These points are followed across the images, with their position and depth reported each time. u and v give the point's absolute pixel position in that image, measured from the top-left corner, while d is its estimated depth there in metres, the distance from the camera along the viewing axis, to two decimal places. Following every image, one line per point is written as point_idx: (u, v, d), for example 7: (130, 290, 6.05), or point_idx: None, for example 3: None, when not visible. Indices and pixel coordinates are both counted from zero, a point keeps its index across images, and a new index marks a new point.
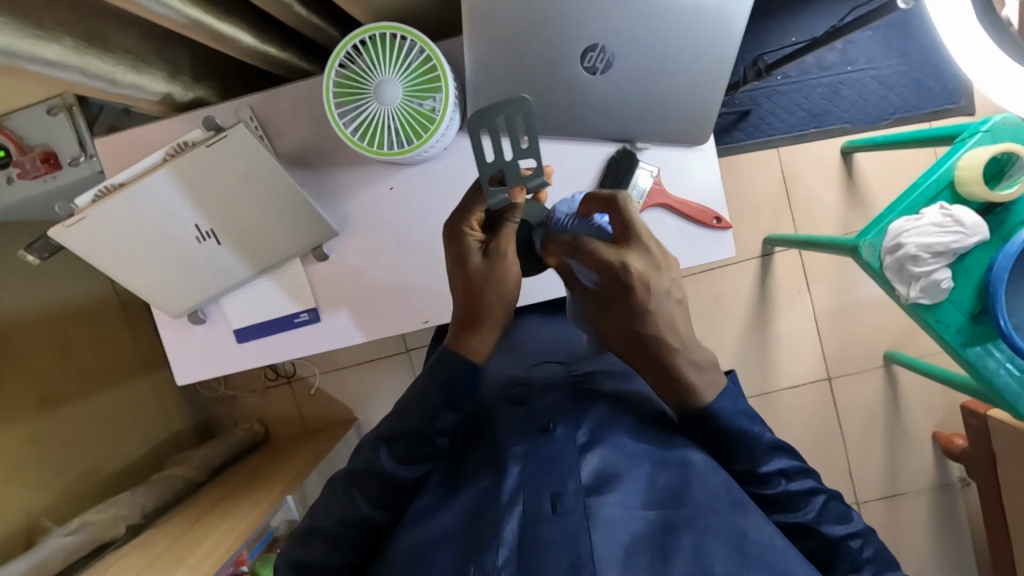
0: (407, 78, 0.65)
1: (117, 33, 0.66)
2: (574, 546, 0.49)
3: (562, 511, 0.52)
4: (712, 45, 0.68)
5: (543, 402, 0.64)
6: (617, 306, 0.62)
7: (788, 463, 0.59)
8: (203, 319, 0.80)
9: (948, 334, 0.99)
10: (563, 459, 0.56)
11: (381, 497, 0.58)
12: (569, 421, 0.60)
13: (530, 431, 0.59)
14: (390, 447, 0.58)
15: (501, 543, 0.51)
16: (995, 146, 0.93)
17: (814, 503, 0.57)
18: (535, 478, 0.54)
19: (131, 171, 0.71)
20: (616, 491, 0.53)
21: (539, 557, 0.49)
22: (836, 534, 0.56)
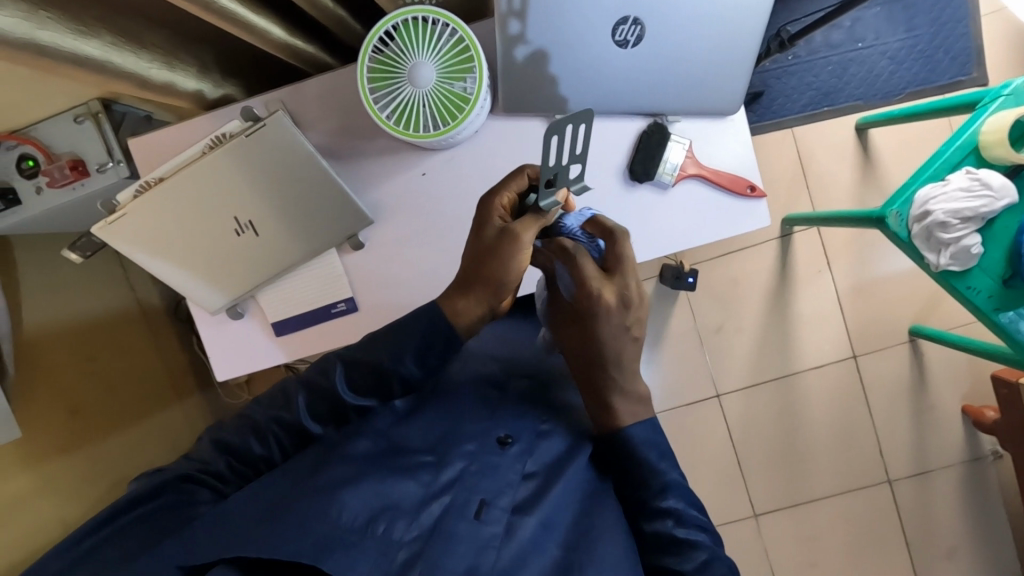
0: (441, 60, 0.65)
1: (150, 31, 0.67)
2: (480, 547, 0.60)
3: (483, 520, 0.62)
4: (741, 17, 0.69)
5: (512, 415, 0.76)
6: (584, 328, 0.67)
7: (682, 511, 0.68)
8: (241, 314, 0.81)
9: (980, 300, 0.99)
10: (501, 473, 0.67)
11: (321, 412, 0.70)
12: (525, 444, 0.72)
13: (488, 437, 0.71)
14: (349, 374, 0.70)
15: (416, 522, 0.60)
16: (1019, 108, 0.93)
17: (696, 556, 0.65)
18: (474, 480, 0.65)
19: (171, 166, 0.74)
20: (532, 521, 0.65)
21: (449, 541, 0.59)
22: None
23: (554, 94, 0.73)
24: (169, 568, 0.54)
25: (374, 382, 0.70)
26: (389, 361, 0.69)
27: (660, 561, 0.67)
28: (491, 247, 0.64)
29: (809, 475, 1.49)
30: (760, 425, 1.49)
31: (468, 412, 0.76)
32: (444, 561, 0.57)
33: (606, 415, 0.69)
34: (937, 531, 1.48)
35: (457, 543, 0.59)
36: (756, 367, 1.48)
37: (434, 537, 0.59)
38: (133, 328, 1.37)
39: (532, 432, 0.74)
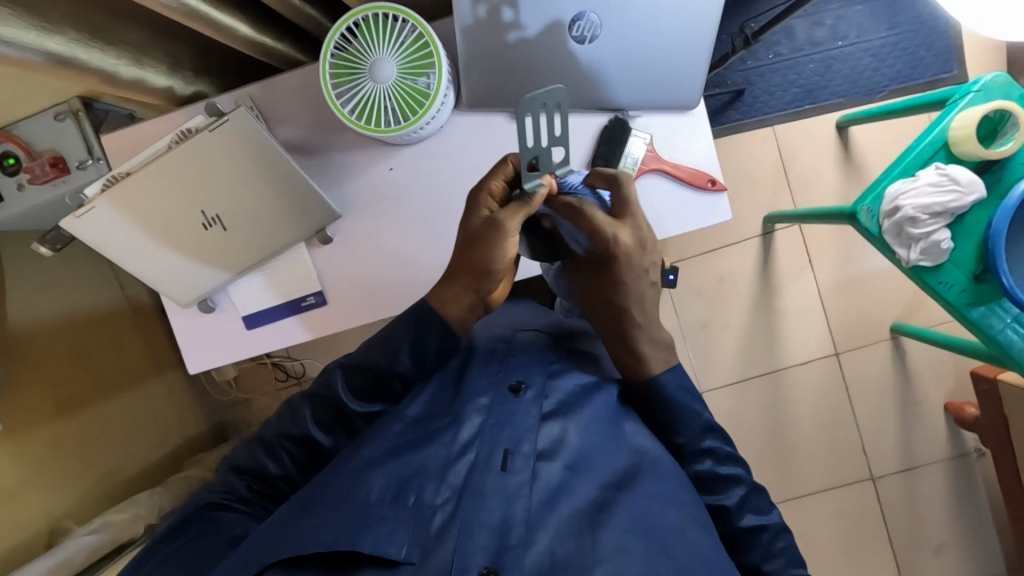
0: (401, 55, 0.67)
1: (118, 27, 0.69)
2: (509, 497, 0.59)
3: (509, 469, 0.61)
4: (695, 11, 0.70)
5: (521, 361, 0.74)
6: (601, 280, 0.70)
7: (718, 447, 0.72)
8: (212, 308, 0.82)
9: (951, 295, 0.99)
10: (518, 419, 0.65)
11: (325, 417, 0.73)
12: (539, 387, 0.69)
13: (501, 388, 0.69)
14: (348, 381, 0.72)
15: (444, 485, 0.61)
16: (988, 104, 0.93)
17: (734, 492, 0.69)
18: (493, 434, 0.64)
19: (138, 159, 0.75)
20: (558, 463, 0.62)
21: (475, 498, 0.59)
22: (750, 523, 0.69)
23: (516, 91, 0.74)
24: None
25: (375, 386, 0.72)
26: (385, 363, 0.71)
27: (702, 499, 0.70)
28: (484, 239, 0.66)
29: (794, 471, 1.49)
30: (745, 422, 1.50)
31: (478, 371, 0.74)
32: (473, 519, 0.57)
33: (638, 373, 0.71)
34: (922, 528, 1.48)
35: (486, 497, 0.59)
36: (739, 364, 1.49)
37: (464, 497, 0.60)
38: (123, 324, 1.38)
39: (543, 375, 0.72)
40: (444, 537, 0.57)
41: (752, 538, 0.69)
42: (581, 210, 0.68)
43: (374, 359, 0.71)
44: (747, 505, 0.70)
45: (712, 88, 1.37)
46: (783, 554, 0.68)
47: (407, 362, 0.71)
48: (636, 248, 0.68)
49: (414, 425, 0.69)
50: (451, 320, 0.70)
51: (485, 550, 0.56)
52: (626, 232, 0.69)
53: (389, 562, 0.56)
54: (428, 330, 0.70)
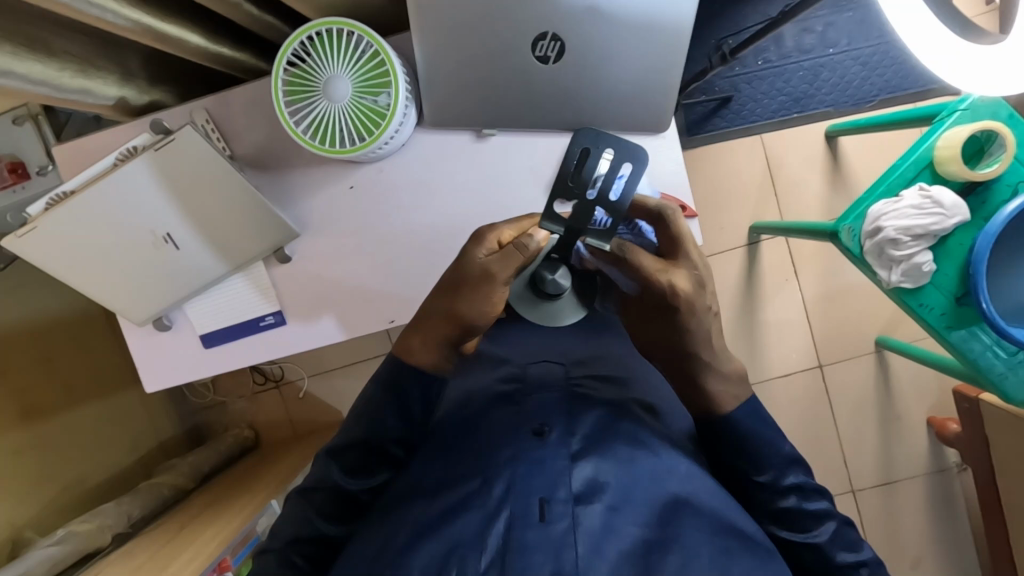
0: (357, 73, 0.64)
1: (60, 38, 0.66)
2: (556, 554, 0.49)
3: (549, 519, 0.51)
4: (664, 32, 0.68)
5: (536, 400, 0.64)
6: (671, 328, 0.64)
7: (805, 483, 0.64)
8: (168, 326, 0.79)
9: (932, 318, 0.97)
10: (551, 463, 0.54)
11: (331, 510, 0.63)
12: (563, 426, 0.59)
13: (521, 433, 0.58)
14: (341, 462, 0.63)
15: (485, 549, 0.50)
16: (975, 124, 0.90)
17: (826, 528, 0.61)
18: (524, 483, 0.53)
19: (82, 178, 0.70)
20: (599, 504, 0.52)
21: (520, 563, 0.48)
22: (847, 561, 0.60)
23: (479, 109, 0.72)
24: None
25: (371, 457, 0.64)
26: (372, 430, 0.64)
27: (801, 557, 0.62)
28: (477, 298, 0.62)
29: None
30: None
31: (491, 416, 0.63)
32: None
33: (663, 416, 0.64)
34: (899, 541, 1.47)
35: (531, 554, 0.49)
36: None
37: (509, 557, 0.49)
38: (95, 328, 1.38)
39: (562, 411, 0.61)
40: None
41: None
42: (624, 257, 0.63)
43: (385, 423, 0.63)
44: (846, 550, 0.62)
45: (700, 95, 1.33)
46: None
47: (394, 418, 0.64)
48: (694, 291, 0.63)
49: (425, 488, 0.57)
50: (425, 366, 0.65)
51: None
52: (680, 278, 0.63)
53: None
54: (404, 384, 0.64)
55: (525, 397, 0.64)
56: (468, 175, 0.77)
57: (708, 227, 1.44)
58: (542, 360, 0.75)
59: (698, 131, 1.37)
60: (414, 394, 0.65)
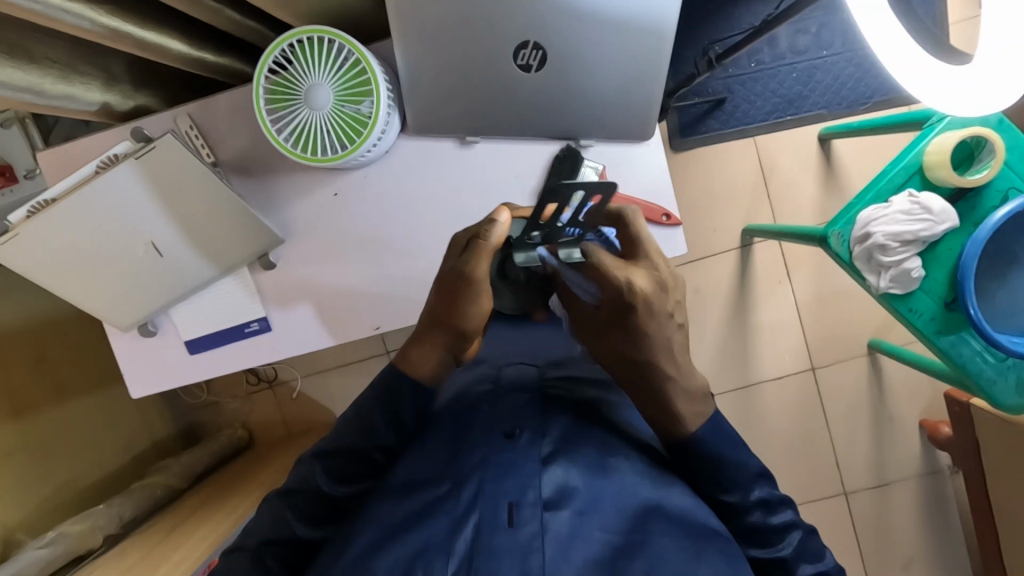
0: (337, 81, 0.64)
1: (42, 46, 0.65)
2: (523, 559, 0.48)
3: (517, 524, 0.50)
4: (645, 40, 0.68)
5: (510, 406, 0.63)
6: (622, 327, 0.65)
7: (770, 493, 0.61)
8: (153, 331, 0.79)
9: (921, 323, 0.96)
10: (520, 467, 0.54)
11: (313, 513, 0.60)
12: (534, 429, 0.59)
13: (492, 436, 0.58)
14: (326, 465, 0.61)
15: (453, 552, 0.50)
16: (964, 129, 0.90)
17: (791, 540, 0.59)
18: (494, 486, 0.53)
19: (64, 186, 0.69)
20: (569, 509, 0.52)
21: (489, 568, 0.48)
22: (807, 574, 0.59)
23: (461, 115, 0.72)
24: None
25: (357, 464, 0.62)
26: (363, 439, 0.62)
27: (752, 552, 0.60)
28: (448, 281, 0.64)
29: None
30: None
31: (467, 421, 0.63)
32: None
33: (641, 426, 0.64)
34: (891, 544, 1.47)
35: (500, 558, 0.48)
36: (713, 378, 1.47)
37: (475, 562, 0.49)
38: (84, 328, 1.37)
39: (538, 419, 0.61)
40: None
41: None
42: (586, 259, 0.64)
43: (358, 417, 0.63)
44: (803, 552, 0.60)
45: (692, 97, 1.33)
46: None
47: (384, 420, 0.63)
48: (653, 291, 0.64)
49: (401, 493, 0.56)
50: (424, 378, 0.65)
51: None
52: (640, 275, 0.64)
53: None
54: (400, 396, 0.64)
55: (502, 399, 0.64)
56: (450, 182, 0.77)
57: (701, 229, 1.43)
58: (523, 363, 0.75)
59: (691, 132, 1.37)
60: (408, 407, 0.64)
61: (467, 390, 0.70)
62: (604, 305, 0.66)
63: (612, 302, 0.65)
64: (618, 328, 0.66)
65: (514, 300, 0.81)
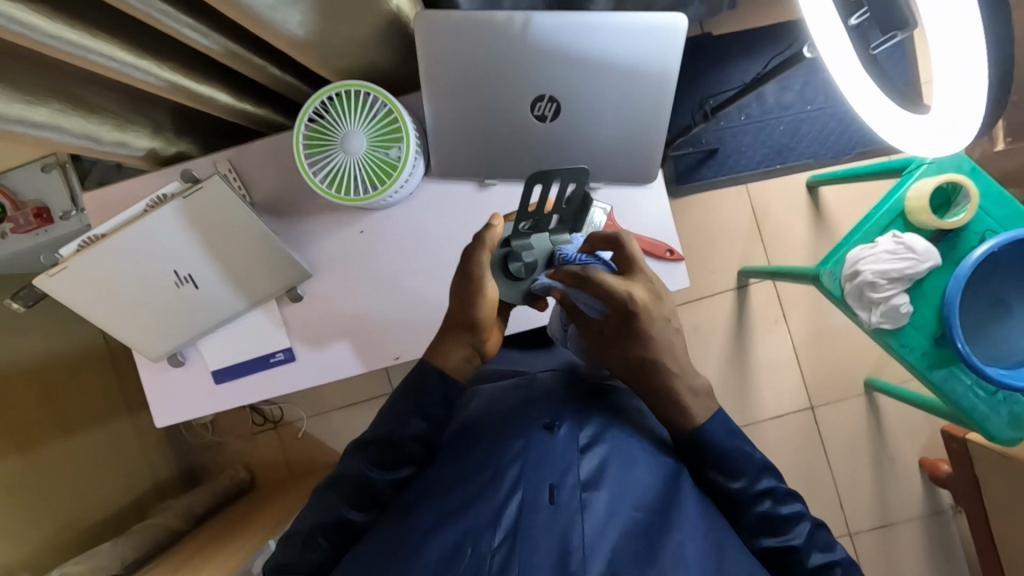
0: (371, 128, 0.71)
1: (101, 98, 0.72)
2: (562, 535, 0.53)
3: (558, 503, 0.55)
4: (648, 93, 0.74)
5: (548, 400, 0.66)
6: (627, 335, 0.63)
7: (777, 484, 0.65)
8: (182, 362, 0.83)
9: (913, 358, 1.01)
10: (559, 455, 0.58)
11: (357, 498, 0.63)
12: (572, 420, 0.62)
13: (533, 426, 0.61)
14: (366, 453, 0.63)
15: (497, 528, 0.54)
16: (940, 176, 0.98)
17: (800, 529, 0.64)
18: (534, 472, 0.57)
19: (113, 223, 0.75)
20: (604, 490, 0.56)
21: (530, 544, 0.52)
22: (817, 562, 0.63)
23: (480, 160, 0.79)
24: None
25: (394, 453, 0.64)
26: (393, 431, 0.63)
27: (767, 542, 0.64)
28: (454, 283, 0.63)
29: None
30: None
31: (504, 415, 0.66)
32: (530, 563, 0.51)
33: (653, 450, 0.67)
34: None
35: (541, 537, 0.53)
36: None
37: (518, 537, 0.53)
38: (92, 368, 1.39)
39: (574, 410, 0.64)
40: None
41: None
42: (590, 279, 0.58)
43: (390, 413, 0.64)
44: (813, 542, 0.64)
45: (687, 148, 1.42)
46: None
47: (415, 416, 0.64)
48: (652, 302, 0.62)
49: (444, 482, 0.60)
50: (450, 372, 0.64)
51: None
52: (640, 289, 0.61)
53: None
54: (429, 386, 0.64)
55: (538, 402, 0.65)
56: (469, 222, 0.82)
57: (699, 271, 1.50)
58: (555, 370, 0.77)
59: (687, 179, 1.45)
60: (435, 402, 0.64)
61: (500, 392, 0.73)
62: (611, 315, 0.62)
63: (618, 314, 0.61)
64: (623, 339, 0.63)
65: (519, 293, 0.66)
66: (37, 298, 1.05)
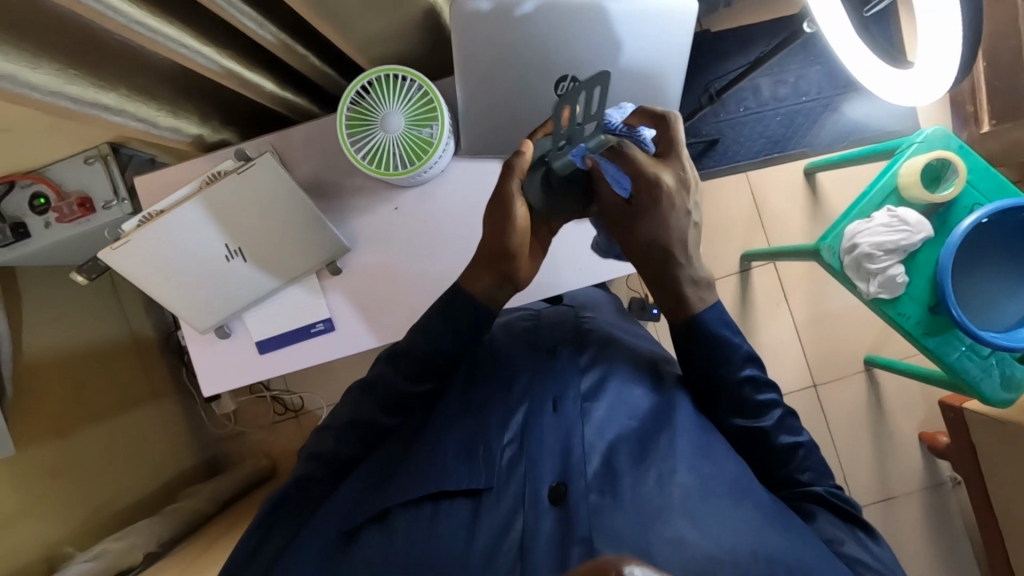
0: (409, 109, 0.77)
1: (156, 86, 0.78)
2: (564, 431, 0.69)
3: (561, 410, 0.71)
4: (662, 71, 0.82)
5: (552, 333, 0.84)
6: (647, 216, 0.71)
7: (758, 376, 0.73)
8: (228, 334, 0.89)
9: (909, 325, 1.07)
10: (563, 375, 0.75)
11: (387, 405, 0.76)
12: (574, 349, 0.80)
13: (541, 353, 0.80)
14: (399, 365, 0.76)
15: (510, 427, 0.71)
16: (931, 154, 1.05)
17: (774, 414, 0.72)
18: (542, 386, 0.74)
19: (171, 199, 0.83)
20: (600, 401, 0.72)
21: (537, 437, 0.69)
22: (787, 444, 0.71)
23: (507, 137, 0.86)
24: (332, 533, 0.68)
25: (421, 367, 0.76)
26: (428, 344, 0.75)
27: (738, 421, 0.72)
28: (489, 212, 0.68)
29: None
30: None
31: (518, 347, 0.83)
32: (537, 449, 0.68)
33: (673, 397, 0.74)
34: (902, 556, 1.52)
35: (546, 433, 0.69)
36: None
37: (528, 434, 0.70)
38: (123, 356, 1.44)
39: (577, 342, 0.81)
40: (515, 468, 0.68)
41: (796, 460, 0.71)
42: (625, 148, 0.68)
43: (425, 333, 0.75)
44: (785, 427, 0.73)
45: (689, 139, 1.48)
46: (819, 471, 0.72)
47: (447, 340, 0.75)
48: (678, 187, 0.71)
49: (472, 395, 0.77)
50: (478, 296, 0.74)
51: (552, 470, 0.66)
52: (667, 172, 0.70)
53: (474, 491, 0.67)
54: (460, 312, 0.75)
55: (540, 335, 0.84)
56: None
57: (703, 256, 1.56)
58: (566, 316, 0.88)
59: None
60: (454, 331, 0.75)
61: (512, 329, 0.88)
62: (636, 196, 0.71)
63: (646, 197, 0.70)
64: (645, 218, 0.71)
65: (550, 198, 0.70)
66: (100, 273, 1.08)
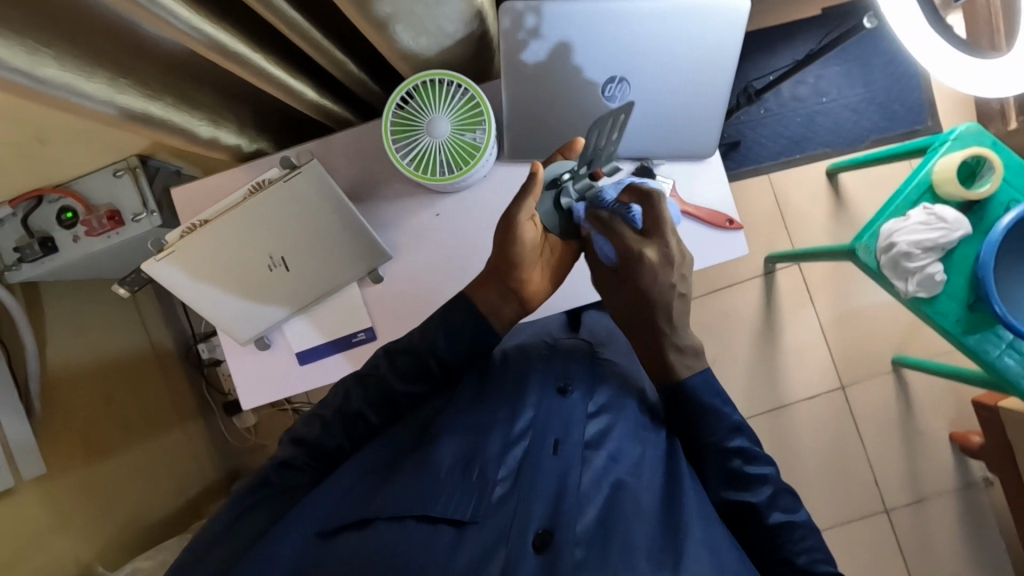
0: (455, 114, 0.76)
1: (199, 94, 0.77)
2: (562, 473, 0.65)
3: (560, 453, 0.67)
4: (713, 72, 0.81)
5: (562, 365, 0.80)
6: (631, 284, 0.74)
7: (750, 446, 0.70)
8: (268, 345, 0.87)
9: (948, 324, 1.06)
10: (571, 416, 0.72)
11: (374, 400, 0.76)
12: (584, 389, 0.76)
13: (548, 387, 0.76)
14: (395, 362, 0.76)
15: (503, 464, 0.67)
16: (965, 150, 1.04)
17: (763, 490, 0.68)
18: (545, 424, 0.71)
19: (216, 208, 0.82)
20: (602, 449, 0.69)
21: (533, 474, 0.65)
22: (778, 521, 0.67)
23: (551, 139, 0.85)
24: (309, 533, 0.62)
25: (416, 369, 0.77)
26: (427, 346, 0.76)
27: (728, 494, 0.69)
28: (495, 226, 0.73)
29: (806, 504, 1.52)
30: None
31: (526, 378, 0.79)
32: (531, 487, 0.63)
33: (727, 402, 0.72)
34: (935, 559, 1.50)
35: (542, 471, 0.65)
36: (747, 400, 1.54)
37: (523, 471, 0.66)
38: (148, 370, 1.41)
39: (587, 379, 0.78)
40: (504, 503, 0.64)
41: (783, 534, 0.67)
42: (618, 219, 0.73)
43: (421, 336, 0.77)
44: (776, 503, 0.68)
45: None
46: (814, 552, 0.67)
47: (443, 346, 0.76)
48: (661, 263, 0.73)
49: (471, 421, 0.74)
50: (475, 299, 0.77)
51: (540, 514, 0.62)
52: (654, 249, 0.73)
53: (456, 523, 0.62)
54: (455, 308, 0.77)
55: (555, 359, 0.80)
56: None
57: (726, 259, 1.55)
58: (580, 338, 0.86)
59: None
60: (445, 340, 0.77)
61: (525, 352, 0.84)
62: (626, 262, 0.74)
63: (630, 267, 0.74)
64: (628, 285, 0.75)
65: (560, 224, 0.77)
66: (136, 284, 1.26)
